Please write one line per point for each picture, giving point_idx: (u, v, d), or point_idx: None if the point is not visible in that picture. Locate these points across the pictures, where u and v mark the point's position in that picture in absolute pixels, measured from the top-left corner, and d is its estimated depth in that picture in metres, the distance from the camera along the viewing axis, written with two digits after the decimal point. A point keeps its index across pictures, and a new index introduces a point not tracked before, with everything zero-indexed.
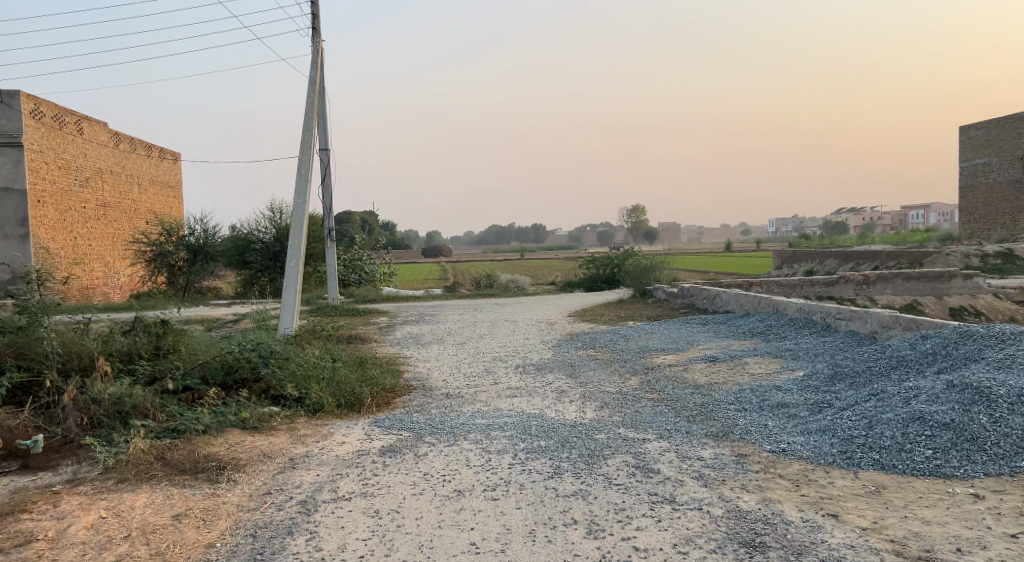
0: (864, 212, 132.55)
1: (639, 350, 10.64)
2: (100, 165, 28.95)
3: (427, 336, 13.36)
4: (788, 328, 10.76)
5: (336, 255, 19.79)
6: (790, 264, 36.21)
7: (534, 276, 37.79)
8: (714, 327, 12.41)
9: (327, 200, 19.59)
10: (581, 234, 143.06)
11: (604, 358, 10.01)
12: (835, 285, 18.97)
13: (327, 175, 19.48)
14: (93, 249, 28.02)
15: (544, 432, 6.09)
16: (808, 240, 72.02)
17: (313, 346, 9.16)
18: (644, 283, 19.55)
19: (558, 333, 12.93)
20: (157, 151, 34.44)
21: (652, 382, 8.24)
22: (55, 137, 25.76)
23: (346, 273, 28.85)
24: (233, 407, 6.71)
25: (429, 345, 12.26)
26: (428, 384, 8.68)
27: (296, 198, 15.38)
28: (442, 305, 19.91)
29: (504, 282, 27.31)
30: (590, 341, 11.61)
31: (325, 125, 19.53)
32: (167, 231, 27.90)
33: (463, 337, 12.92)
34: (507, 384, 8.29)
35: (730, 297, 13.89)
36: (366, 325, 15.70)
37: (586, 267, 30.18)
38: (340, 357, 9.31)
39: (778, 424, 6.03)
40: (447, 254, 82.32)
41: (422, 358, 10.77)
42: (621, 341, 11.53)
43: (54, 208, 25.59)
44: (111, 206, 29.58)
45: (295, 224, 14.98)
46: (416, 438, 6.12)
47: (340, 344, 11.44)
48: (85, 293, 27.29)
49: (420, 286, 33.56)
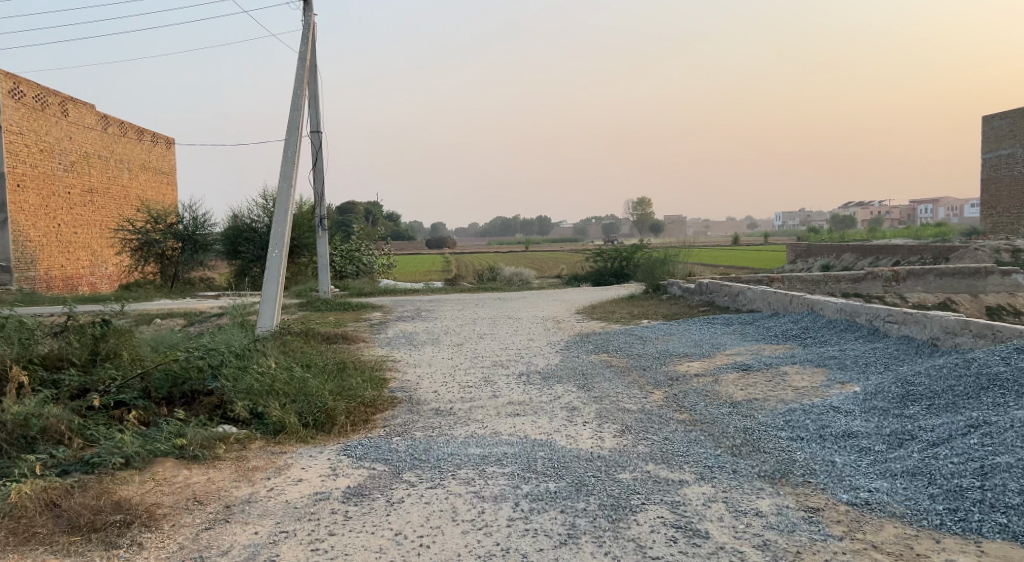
0: (873, 207, 130.70)
1: (659, 354, 9.39)
2: (87, 149, 27.78)
3: (421, 336, 12.14)
4: (829, 331, 9.48)
5: (327, 246, 18.55)
6: (805, 259, 34.83)
7: (539, 269, 36.51)
8: (739, 328, 11.13)
9: (319, 186, 18.34)
10: (586, 227, 141.67)
11: (619, 365, 8.76)
12: (862, 281, 17.62)
13: (319, 159, 18.21)
14: (78, 237, 26.94)
15: (553, 469, 4.86)
16: (819, 234, 70.55)
17: (283, 353, 7.91)
18: (658, 278, 18.26)
19: (567, 333, 11.68)
20: (150, 136, 33.27)
21: (679, 397, 6.98)
22: (37, 118, 24.61)
23: (343, 264, 27.63)
24: (172, 429, 5.45)
25: (423, 346, 11.03)
26: (416, 396, 7.44)
27: (281, 182, 14.11)
28: (440, 300, 18.70)
29: (508, 275, 26.06)
30: (602, 344, 10.34)
31: (317, 106, 18.24)
32: (154, 220, 26.41)
33: (460, 338, 11.68)
34: (508, 399, 7.04)
35: (756, 294, 12.59)
36: (356, 322, 14.50)
37: (593, 260, 28.88)
38: (316, 363, 8.08)
39: (849, 460, 4.80)
40: (451, 246, 81.31)
41: (412, 362, 9.54)
42: (637, 345, 10.26)
43: (35, 193, 24.49)
44: (98, 192, 28.44)
45: (278, 211, 13.71)
46: (391, 474, 4.88)
47: (320, 345, 10.20)
48: (69, 283, 26.28)
49: (420, 279, 32.32)
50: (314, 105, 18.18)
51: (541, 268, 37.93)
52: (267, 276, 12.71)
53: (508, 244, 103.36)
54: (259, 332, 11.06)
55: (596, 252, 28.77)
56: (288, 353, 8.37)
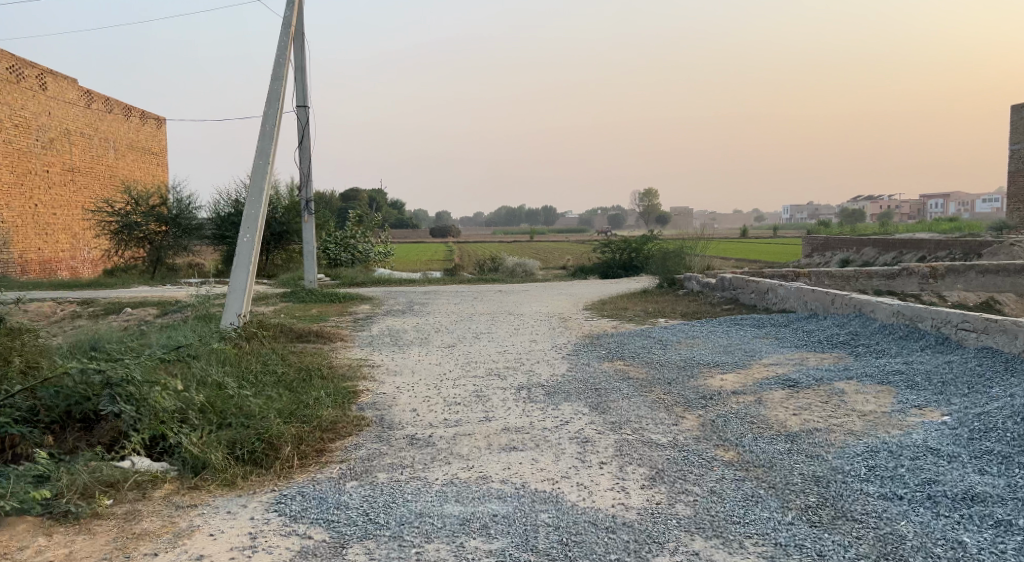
0: (884, 201, 128.79)
1: (684, 364, 7.97)
2: (68, 126, 26.41)
3: (409, 334, 10.69)
4: (886, 339, 8.02)
5: (314, 231, 17.13)
6: (822, 252, 33.26)
7: (543, 259, 35.03)
8: (773, 332, 9.66)
9: (305, 165, 16.88)
10: (591, 217, 140.06)
11: (637, 378, 7.30)
12: (897, 278, 16.14)
13: (305, 137, 16.76)
14: (58, 219, 25.65)
15: (562, 546, 3.46)
16: (830, 228, 68.96)
17: (230, 364, 6.49)
18: (673, 272, 16.76)
19: (574, 334, 10.24)
20: (138, 114, 31.89)
21: (718, 425, 5.54)
22: (12, 91, 23.25)
23: (337, 252, 26.19)
24: (45, 471, 4.06)
25: (409, 347, 9.59)
26: (391, 415, 6.03)
27: (257, 158, 12.66)
28: (437, 292, 17.30)
29: (511, 265, 24.56)
30: (615, 349, 8.88)
31: (303, 78, 16.77)
32: (134, 202, 24.91)
33: (453, 337, 10.25)
34: (503, 424, 5.61)
35: (789, 292, 11.13)
36: (340, 316, 13.10)
37: (600, 251, 27.40)
38: (270, 374, 6.66)
39: (987, 541, 3.38)
40: (455, 235, 79.81)
41: (393, 367, 8.11)
42: (657, 351, 8.78)
43: (9, 171, 23.17)
44: (81, 171, 27.10)
45: (253, 190, 12.27)
46: (331, 551, 3.47)
47: (289, 347, 8.76)
48: (47, 267, 25.01)
49: (419, 268, 30.84)
50: (301, 78, 16.73)
51: (545, 258, 36.49)
52: (236, 263, 11.33)
53: (512, 234, 101.96)
54: (220, 328, 9.66)
55: (604, 243, 27.28)
56: (237, 360, 6.94)
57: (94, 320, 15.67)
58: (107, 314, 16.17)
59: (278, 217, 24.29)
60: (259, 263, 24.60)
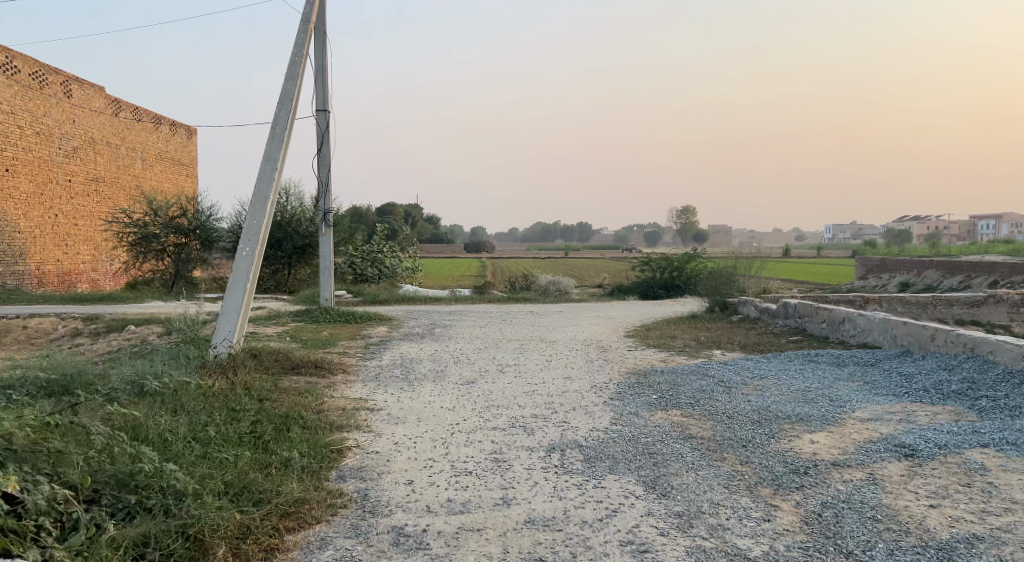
0: (930, 221, 124.74)
1: (757, 418, 6.36)
2: (93, 135, 25.55)
3: (423, 364, 9.21)
4: (1017, 390, 6.34)
5: (332, 245, 15.78)
6: (878, 274, 31.13)
7: (579, 278, 33.40)
8: (860, 375, 8.00)
9: (323, 173, 15.57)
10: (626, 234, 138.02)
11: (701, 438, 5.72)
12: (981, 306, 14.42)
13: (324, 143, 15.47)
14: (79, 230, 24.73)
15: None
16: (877, 248, 66.26)
17: (178, 418, 5.07)
18: (725, 295, 15.08)
19: (618, 371, 8.64)
20: (168, 123, 31.13)
21: (829, 524, 3.97)
22: (34, 98, 22.46)
23: (363, 267, 24.92)
24: None
25: (420, 382, 8.10)
26: (378, 491, 4.55)
27: (264, 163, 11.38)
28: (464, 313, 15.84)
29: (544, 283, 23.02)
30: (668, 394, 7.28)
31: (324, 81, 15.51)
32: (152, 212, 23.71)
33: (475, 370, 8.75)
34: (526, 513, 4.11)
35: (872, 323, 9.44)
36: (352, 340, 11.70)
37: (640, 269, 25.76)
38: (231, 429, 5.24)
39: None
40: (489, 251, 78.53)
41: (397, 413, 6.64)
42: (721, 397, 7.17)
43: (28, 180, 22.25)
44: (105, 181, 26.27)
45: (257, 198, 10.96)
46: None
47: (275, 385, 7.33)
48: (66, 280, 24.11)
49: (448, 285, 29.44)
50: (321, 80, 15.52)
51: (580, 276, 34.89)
52: (231, 283, 9.93)
53: (545, 250, 100.54)
54: (206, 357, 8.31)
55: (645, 261, 25.63)
56: (197, 409, 5.53)
57: (94, 339, 14.48)
58: (109, 332, 14.98)
59: (301, 230, 23.02)
60: (280, 277, 23.40)
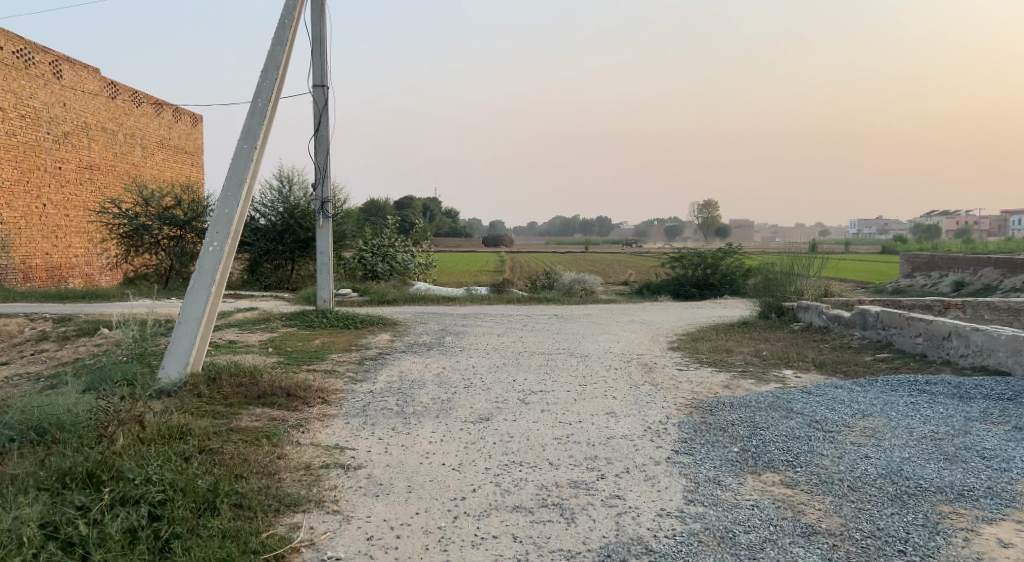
0: (960, 216, 121.27)
1: (894, 490, 4.42)
2: (88, 120, 23.84)
3: (426, 390, 7.35)
4: None
5: (330, 239, 13.71)
6: (927, 274, 28.87)
7: (604, 275, 31.39)
8: (999, 415, 6.02)
9: (320, 157, 13.66)
10: (647, 228, 135.60)
11: (830, 535, 3.80)
12: None
13: (323, 124, 13.59)
14: (71, 221, 23.10)
15: None
16: (909, 244, 63.53)
17: (17, 546, 3.31)
18: (781, 298, 13.06)
19: (675, 404, 6.70)
20: (171, 109, 29.47)
21: None
22: (19, 78, 20.75)
23: (373, 262, 23.08)
24: None
25: (420, 418, 6.23)
26: None
27: (240, 142, 9.46)
28: (478, 316, 13.94)
29: (567, 281, 21.05)
30: (752, 446, 5.35)
31: (323, 52, 13.68)
32: (143, 201, 21.95)
33: (491, 400, 6.88)
34: None
35: (996, 341, 7.45)
36: (345, 352, 9.86)
37: (671, 266, 23.77)
38: (112, 539, 3.49)
39: None
40: (508, 246, 76.66)
41: (381, 475, 4.77)
42: (826, 450, 5.21)
43: (13, 167, 20.59)
44: (101, 170, 24.60)
45: (230, 183, 9.06)
46: None
47: (222, 432, 5.47)
48: (55, 275, 22.52)
49: (463, 282, 27.53)
50: (320, 51, 13.68)
51: (603, 272, 32.89)
52: (193, 284, 8.02)
53: (564, 242, 98.48)
54: (144, 392, 6.48)
55: (675, 257, 23.64)
56: (64, 501, 3.73)
57: (60, 345, 12.74)
58: (78, 337, 13.23)
59: (304, 223, 21.23)
60: (282, 274, 21.65)
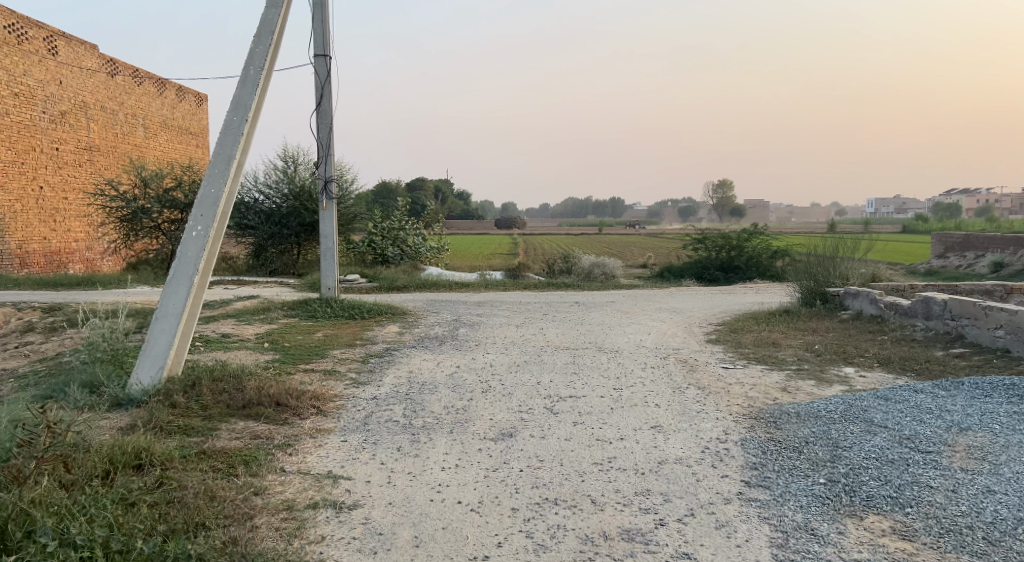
0: (981, 194, 118.93)
1: None
2: (86, 99, 22.86)
3: (437, 396, 6.38)
4: None
5: (333, 222, 12.71)
6: (961, 254, 27.63)
7: (622, 257, 30.29)
8: None
9: (323, 134, 12.62)
10: (661, 209, 133.74)
11: None
12: None
13: (325, 97, 12.54)
14: (70, 204, 22.21)
15: None
16: (930, 223, 61.85)
17: None
18: (825, 285, 11.94)
19: (731, 416, 5.69)
20: (175, 89, 28.46)
21: None
22: (13, 55, 19.77)
23: (382, 245, 22.08)
24: None
25: (430, 434, 5.24)
26: None
27: (229, 115, 8.36)
28: (494, 304, 12.91)
29: (586, 265, 19.97)
30: (839, 473, 4.34)
31: (325, 19, 12.59)
32: (142, 183, 21.01)
33: (513, 410, 5.89)
34: None
35: None
36: (348, 347, 8.89)
37: (694, 249, 22.64)
38: None
39: None
40: (521, 227, 75.62)
41: (380, 519, 3.80)
42: (934, 480, 4.19)
43: (7, 147, 19.69)
44: (101, 151, 23.66)
45: (217, 159, 7.98)
46: None
47: (192, 458, 4.51)
48: (55, 260, 21.70)
49: (477, 266, 26.52)
50: (321, 19, 12.62)
51: (621, 255, 31.79)
52: (174, 273, 7.00)
53: (577, 224, 97.19)
54: (108, 407, 5.53)
55: (698, 239, 22.51)
56: None
57: (47, 337, 11.84)
58: (67, 328, 12.33)
59: (310, 205, 20.25)
60: (288, 259, 20.73)
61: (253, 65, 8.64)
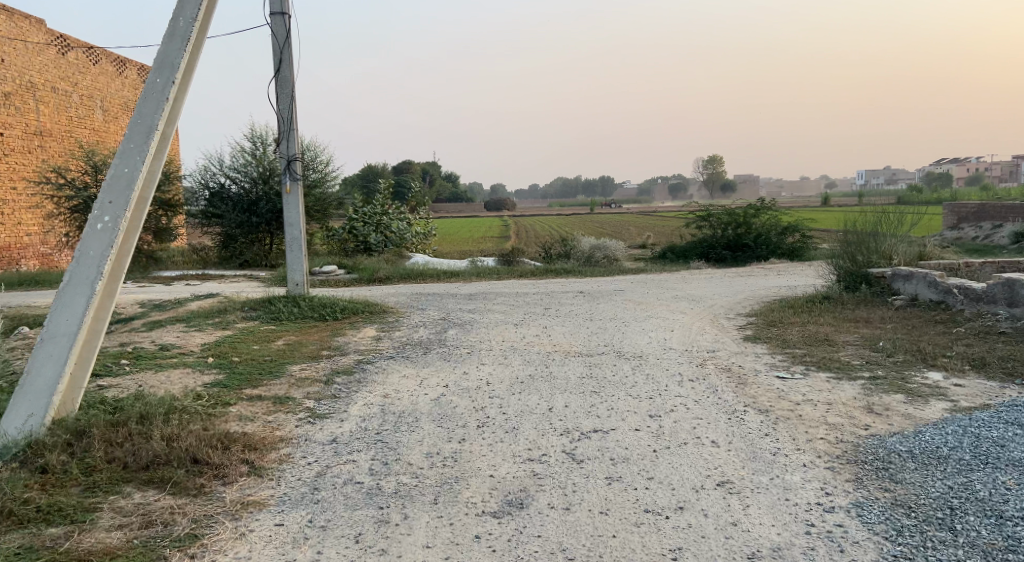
0: (972, 163, 117.84)
1: None
2: (35, 80, 20.96)
3: (418, 435, 4.78)
4: None
5: (298, 208, 11.02)
6: (975, 225, 26.14)
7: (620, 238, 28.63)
8: None
9: (283, 105, 10.89)
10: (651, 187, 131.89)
11: None
12: None
13: (285, 62, 10.83)
14: (19, 195, 20.40)
15: None
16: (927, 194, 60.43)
17: None
18: (868, 266, 10.35)
19: (822, 462, 4.12)
20: (136, 68, 26.51)
21: None
22: None
23: (364, 231, 20.35)
24: None
25: (405, 508, 3.64)
26: None
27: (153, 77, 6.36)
28: (487, 298, 11.27)
29: (587, 248, 18.33)
30: None
31: None
32: (95, 170, 19.25)
33: (521, 457, 4.29)
34: None
35: None
36: (312, 360, 7.26)
37: (699, 226, 21.04)
38: None
39: None
40: (509, 209, 73.75)
41: None
42: None
43: None
44: (54, 136, 21.80)
45: (133, 133, 6.13)
46: None
47: None
48: (4, 256, 19.96)
49: (467, 251, 24.85)
50: None
51: (618, 235, 30.19)
52: (70, 281, 5.32)
53: (565, 205, 95.24)
54: None
55: (703, 216, 20.91)
56: None
57: None
58: None
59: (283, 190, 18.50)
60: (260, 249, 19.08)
61: (185, 14, 6.59)
